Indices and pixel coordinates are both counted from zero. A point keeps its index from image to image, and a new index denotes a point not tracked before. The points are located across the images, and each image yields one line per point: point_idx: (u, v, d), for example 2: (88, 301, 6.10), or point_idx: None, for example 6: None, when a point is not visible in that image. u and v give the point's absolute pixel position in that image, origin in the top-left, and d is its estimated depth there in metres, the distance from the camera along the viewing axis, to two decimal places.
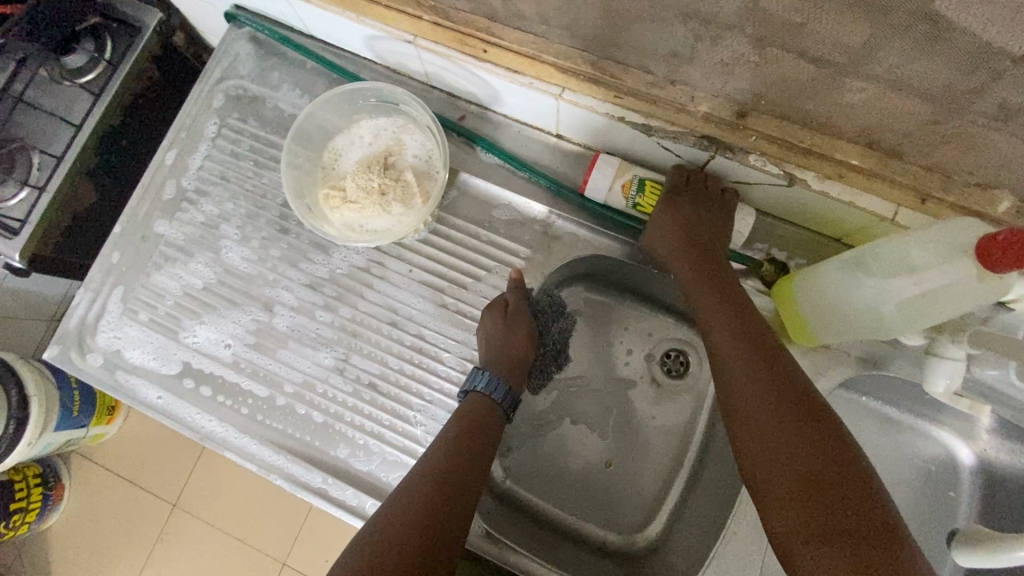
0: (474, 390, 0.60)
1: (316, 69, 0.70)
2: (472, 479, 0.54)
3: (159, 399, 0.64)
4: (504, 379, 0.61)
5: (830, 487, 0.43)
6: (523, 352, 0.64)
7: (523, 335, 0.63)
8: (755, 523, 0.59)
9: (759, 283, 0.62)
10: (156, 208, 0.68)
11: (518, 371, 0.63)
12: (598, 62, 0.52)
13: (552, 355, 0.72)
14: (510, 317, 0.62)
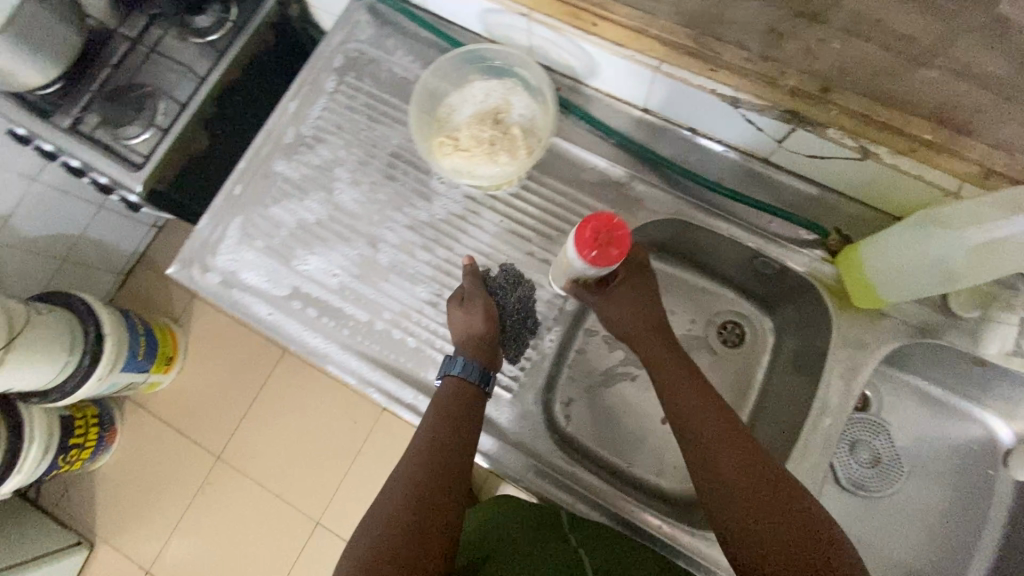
0: (448, 372, 0.64)
1: (427, 40, 0.78)
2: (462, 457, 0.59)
3: (269, 315, 0.71)
4: (471, 357, 0.64)
5: (778, 497, 0.53)
6: (487, 331, 0.66)
7: (480, 314, 0.66)
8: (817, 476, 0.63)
9: (824, 252, 0.67)
10: (277, 150, 0.76)
11: (489, 347, 0.66)
12: (698, 39, 0.59)
13: (523, 324, 0.70)
14: (465, 303, 0.67)
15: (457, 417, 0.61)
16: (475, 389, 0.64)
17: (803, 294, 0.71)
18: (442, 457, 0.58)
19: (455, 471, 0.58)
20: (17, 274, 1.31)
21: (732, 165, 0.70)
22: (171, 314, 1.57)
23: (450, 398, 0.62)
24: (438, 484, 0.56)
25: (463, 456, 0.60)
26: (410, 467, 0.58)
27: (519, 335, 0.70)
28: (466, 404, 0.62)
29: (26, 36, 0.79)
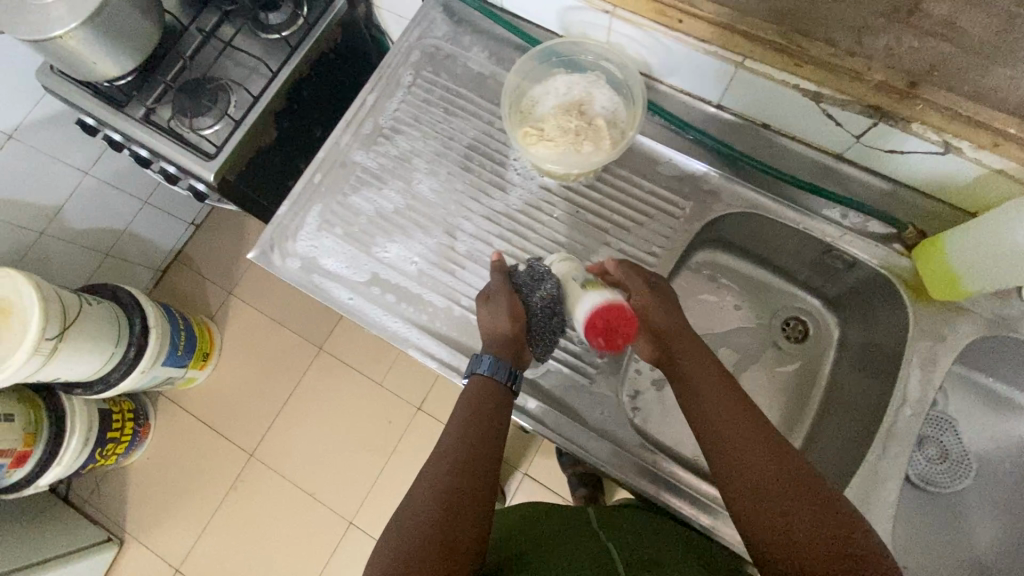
0: (474, 371, 0.63)
1: (502, 37, 0.80)
2: (484, 454, 0.57)
3: (350, 299, 0.73)
4: (500, 358, 0.63)
5: (803, 486, 0.51)
6: (514, 329, 0.64)
7: (505, 312, 0.65)
8: (899, 467, 0.62)
9: (900, 246, 0.68)
10: (355, 140, 0.78)
11: (516, 347, 0.64)
12: (786, 34, 0.61)
13: (551, 322, 0.67)
14: (490, 304, 0.66)
15: (480, 419, 0.59)
16: (499, 386, 0.62)
17: (876, 289, 0.72)
18: (463, 461, 0.56)
19: (480, 474, 0.56)
20: (63, 267, 1.32)
21: (807, 161, 0.72)
22: (207, 311, 1.58)
23: (468, 404, 0.61)
24: (464, 486, 0.55)
25: (491, 454, 0.58)
26: (435, 472, 0.56)
27: (551, 332, 0.67)
28: (487, 407, 0.60)
29: (110, 28, 0.81)
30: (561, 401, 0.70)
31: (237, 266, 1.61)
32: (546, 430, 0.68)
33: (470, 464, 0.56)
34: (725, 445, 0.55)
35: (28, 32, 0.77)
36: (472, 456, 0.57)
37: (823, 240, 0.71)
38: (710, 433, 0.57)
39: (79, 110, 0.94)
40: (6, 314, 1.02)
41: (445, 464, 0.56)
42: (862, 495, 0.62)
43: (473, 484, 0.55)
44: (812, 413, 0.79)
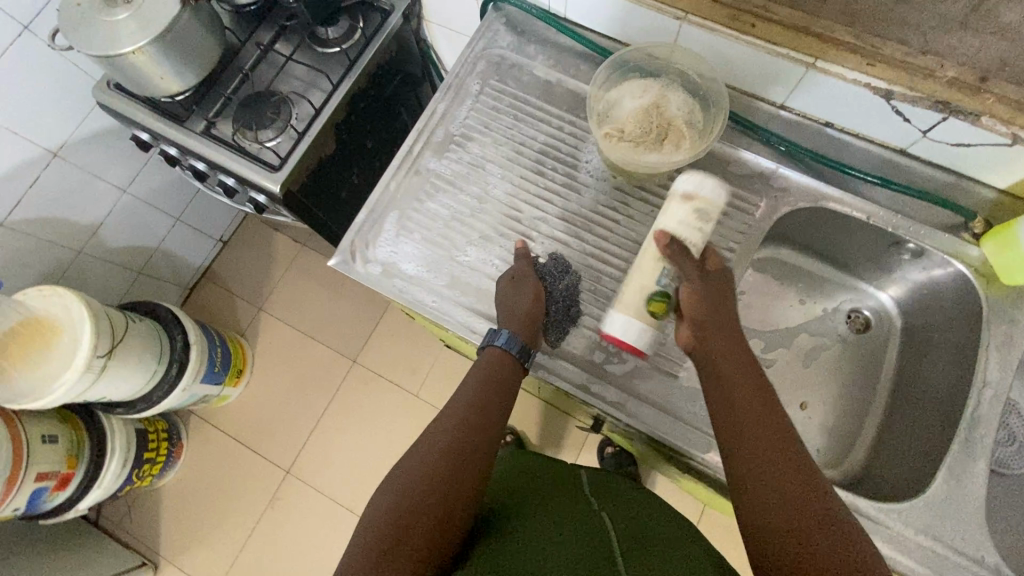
0: (490, 343, 0.68)
1: (566, 45, 0.83)
2: (493, 416, 0.63)
3: (434, 302, 0.73)
4: (517, 335, 0.67)
5: (802, 482, 0.50)
6: (533, 309, 0.69)
7: (528, 293, 0.70)
8: (987, 447, 0.64)
9: (968, 235, 0.71)
10: (428, 148, 0.80)
11: (533, 327, 0.69)
12: (859, 35, 0.64)
13: (565, 310, 0.73)
14: (517, 281, 0.71)
15: (491, 386, 0.65)
16: (514, 361, 0.67)
17: (941, 277, 0.75)
18: (475, 421, 0.62)
19: (488, 437, 0.62)
20: (97, 286, 1.30)
21: (871, 156, 0.75)
22: (237, 327, 1.57)
23: (484, 371, 0.66)
24: (474, 440, 0.61)
25: (499, 416, 0.64)
26: (448, 425, 0.62)
27: (565, 322, 0.73)
28: (498, 377, 0.66)
29: (178, 44, 0.82)
30: (651, 398, 0.70)
31: (267, 281, 1.61)
32: (640, 425, 0.69)
33: (482, 425, 0.62)
34: (742, 436, 0.55)
35: (100, 49, 0.78)
36: (483, 417, 0.63)
37: (895, 234, 0.74)
38: (724, 415, 0.57)
39: (135, 125, 0.95)
40: (57, 332, 1.01)
41: (456, 421, 0.62)
42: (952, 475, 0.64)
43: (480, 444, 0.61)
44: (882, 402, 0.81)
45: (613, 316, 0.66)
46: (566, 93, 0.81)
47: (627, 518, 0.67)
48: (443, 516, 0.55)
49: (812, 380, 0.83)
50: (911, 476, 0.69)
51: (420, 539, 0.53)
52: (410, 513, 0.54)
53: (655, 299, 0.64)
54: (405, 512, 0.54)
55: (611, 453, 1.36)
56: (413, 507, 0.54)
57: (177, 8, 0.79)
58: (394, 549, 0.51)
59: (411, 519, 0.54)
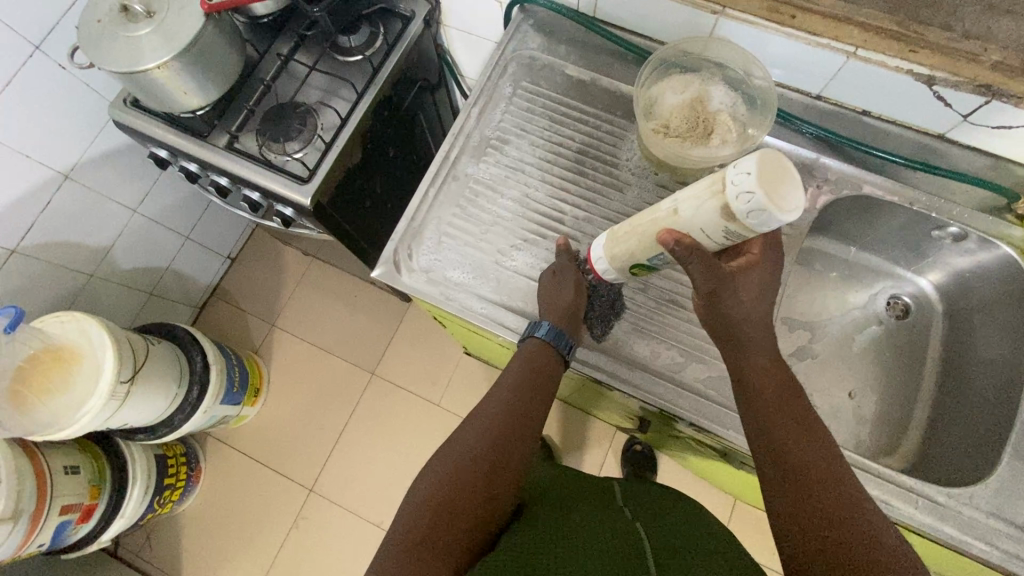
0: (531, 333, 0.67)
1: (597, 45, 0.82)
2: (532, 408, 0.63)
3: (483, 308, 0.72)
4: (562, 328, 0.66)
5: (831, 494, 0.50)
6: (575, 301, 0.68)
7: (571, 285, 0.69)
8: None
9: (1011, 216, 0.72)
10: (466, 152, 0.79)
11: (578, 320, 0.68)
12: (902, 22, 0.64)
13: (608, 302, 0.72)
14: (559, 274, 0.69)
15: (534, 373, 0.65)
16: (555, 352, 0.66)
17: (986, 260, 0.75)
18: (518, 409, 0.62)
19: (529, 424, 0.63)
20: (108, 309, 1.27)
21: (910, 142, 0.75)
22: (251, 345, 1.54)
23: (527, 361, 0.66)
24: (512, 433, 0.61)
25: (539, 409, 0.64)
26: (487, 417, 0.62)
27: (607, 315, 0.72)
28: (541, 368, 0.65)
29: (201, 58, 0.80)
30: (711, 395, 0.70)
31: (278, 297, 1.58)
32: (701, 422, 0.68)
33: (526, 412, 0.63)
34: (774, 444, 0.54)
35: (123, 65, 0.75)
36: (526, 405, 0.63)
37: (936, 217, 0.74)
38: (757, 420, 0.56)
39: (153, 142, 0.93)
40: (77, 359, 0.98)
41: (501, 408, 0.62)
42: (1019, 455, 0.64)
43: (523, 432, 0.62)
44: (928, 387, 0.81)
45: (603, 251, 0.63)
46: (600, 91, 0.81)
47: (664, 525, 0.64)
48: (484, 503, 0.57)
49: (858, 369, 0.83)
50: (973, 460, 0.69)
51: (462, 526, 0.55)
52: (453, 500, 0.55)
53: (639, 266, 0.62)
54: (448, 498, 0.55)
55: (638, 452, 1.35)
56: (453, 492, 0.56)
57: (201, 21, 0.77)
58: (436, 535, 0.53)
59: (454, 506, 0.55)
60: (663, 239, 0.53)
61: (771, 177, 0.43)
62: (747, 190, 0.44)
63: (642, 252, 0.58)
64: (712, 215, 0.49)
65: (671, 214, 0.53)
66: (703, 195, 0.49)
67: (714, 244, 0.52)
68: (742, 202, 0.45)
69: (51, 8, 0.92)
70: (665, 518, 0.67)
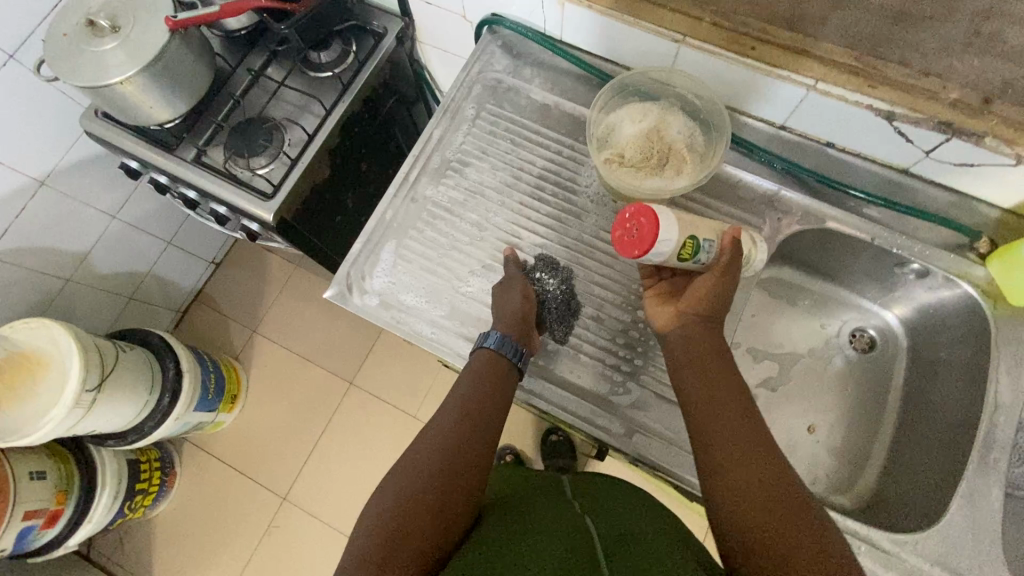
0: (480, 346, 0.67)
1: (565, 69, 0.82)
2: (484, 420, 0.62)
3: (432, 332, 0.72)
4: (512, 338, 0.66)
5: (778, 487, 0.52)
6: (524, 307, 0.68)
7: (518, 294, 0.70)
8: (1001, 476, 0.63)
9: (973, 254, 0.71)
10: (425, 174, 0.79)
11: (525, 326, 0.68)
12: (860, 57, 0.63)
13: (562, 303, 0.73)
14: (505, 280, 0.71)
15: (484, 385, 0.64)
16: (506, 363, 0.66)
17: (948, 297, 0.74)
18: (470, 423, 0.62)
19: (483, 438, 0.61)
20: (86, 313, 1.28)
21: (873, 176, 0.74)
22: (231, 350, 1.54)
23: (478, 374, 0.65)
24: (464, 445, 0.60)
25: (495, 418, 0.63)
26: (442, 429, 0.61)
27: (565, 317, 0.73)
28: (492, 382, 0.64)
29: (168, 72, 0.80)
30: (660, 431, 0.69)
31: (260, 303, 1.58)
32: (648, 457, 0.67)
33: (477, 426, 0.62)
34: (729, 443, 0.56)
35: (84, 80, 0.75)
36: (477, 419, 0.62)
37: (897, 253, 0.73)
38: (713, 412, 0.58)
39: (123, 154, 0.93)
40: (44, 366, 0.98)
41: (452, 422, 0.62)
42: (968, 502, 0.62)
43: (473, 446, 0.60)
44: (889, 423, 0.80)
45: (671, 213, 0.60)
46: (565, 116, 0.81)
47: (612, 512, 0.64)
48: (438, 518, 0.55)
49: (819, 403, 0.82)
50: (926, 503, 0.68)
51: (417, 544, 0.52)
52: (405, 519, 0.53)
53: (694, 245, 0.61)
54: (401, 517, 0.54)
55: (556, 442, 1.35)
56: (408, 507, 0.54)
57: (166, 37, 0.77)
58: (391, 555, 0.51)
59: (410, 522, 0.53)
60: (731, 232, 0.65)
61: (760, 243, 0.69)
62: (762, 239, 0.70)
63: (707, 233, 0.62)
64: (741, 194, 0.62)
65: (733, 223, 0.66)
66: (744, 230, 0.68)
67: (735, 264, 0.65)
68: None
69: (28, 18, 0.93)
70: (613, 508, 0.66)
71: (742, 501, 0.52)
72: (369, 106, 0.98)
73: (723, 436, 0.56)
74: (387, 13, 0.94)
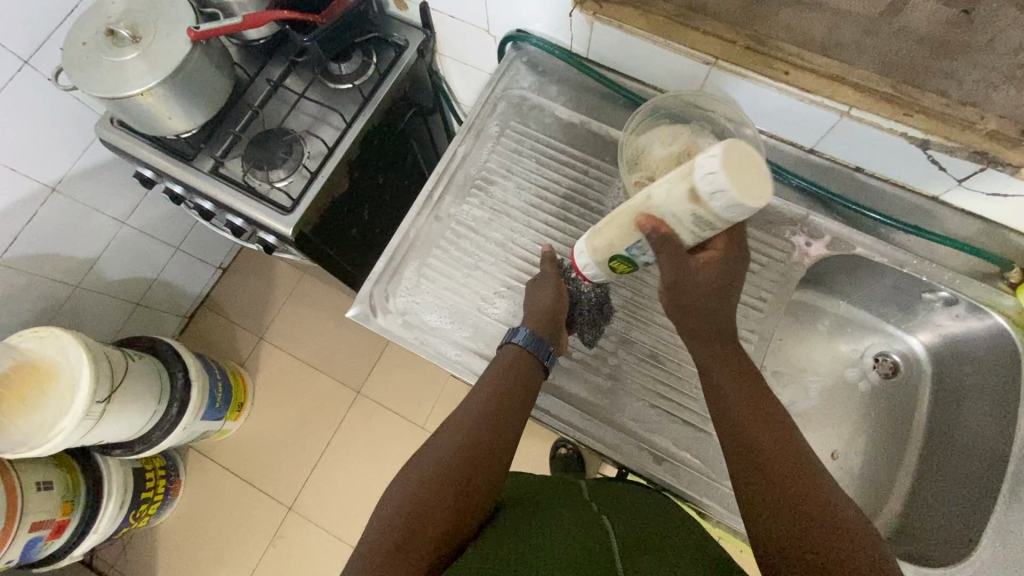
0: (509, 341, 0.66)
1: (590, 87, 0.81)
2: (506, 413, 0.60)
3: (457, 354, 0.71)
4: (543, 338, 0.66)
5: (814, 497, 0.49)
6: (556, 307, 0.67)
7: (550, 292, 0.69)
8: None
9: (1003, 284, 0.70)
10: (450, 191, 0.78)
11: (554, 327, 0.67)
12: (898, 85, 0.62)
13: (595, 304, 0.73)
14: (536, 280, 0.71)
15: (509, 379, 0.62)
16: (533, 360, 0.64)
17: (977, 327, 0.74)
18: (492, 414, 0.60)
19: (506, 436, 0.59)
20: (94, 320, 1.26)
21: (901, 202, 0.73)
22: (237, 357, 1.53)
23: (503, 367, 0.64)
24: (486, 436, 0.58)
25: (519, 410, 0.61)
26: (467, 418, 0.60)
27: (596, 319, 0.73)
28: (516, 376, 0.63)
29: (188, 84, 0.79)
30: (687, 458, 0.68)
31: (268, 310, 1.57)
32: (675, 485, 0.66)
33: (500, 418, 0.60)
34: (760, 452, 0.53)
35: (104, 90, 0.74)
36: (499, 414, 0.60)
37: (926, 281, 0.72)
38: (740, 418, 0.55)
39: (138, 162, 0.91)
40: (53, 375, 0.97)
41: (474, 417, 0.60)
42: (1000, 536, 0.61)
43: (497, 438, 0.58)
44: (913, 450, 0.79)
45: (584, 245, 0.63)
46: (591, 136, 0.80)
47: (632, 515, 0.62)
48: (455, 510, 0.53)
49: (843, 428, 0.82)
50: (956, 534, 0.67)
51: (433, 536, 0.51)
52: (424, 511, 0.52)
53: (619, 260, 0.62)
54: (420, 506, 0.52)
55: (565, 455, 1.32)
56: (428, 497, 0.53)
57: (187, 47, 0.76)
58: (405, 544, 0.50)
59: (426, 511, 0.52)
60: (642, 222, 0.53)
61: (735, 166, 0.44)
62: (710, 171, 0.45)
63: (620, 243, 0.58)
64: (681, 196, 0.49)
65: (647, 199, 0.52)
66: (673, 179, 0.49)
67: (688, 235, 0.54)
68: (706, 183, 0.46)
69: (43, 24, 0.91)
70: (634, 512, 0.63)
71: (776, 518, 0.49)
72: (388, 118, 0.97)
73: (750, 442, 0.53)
74: (408, 25, 0.93)
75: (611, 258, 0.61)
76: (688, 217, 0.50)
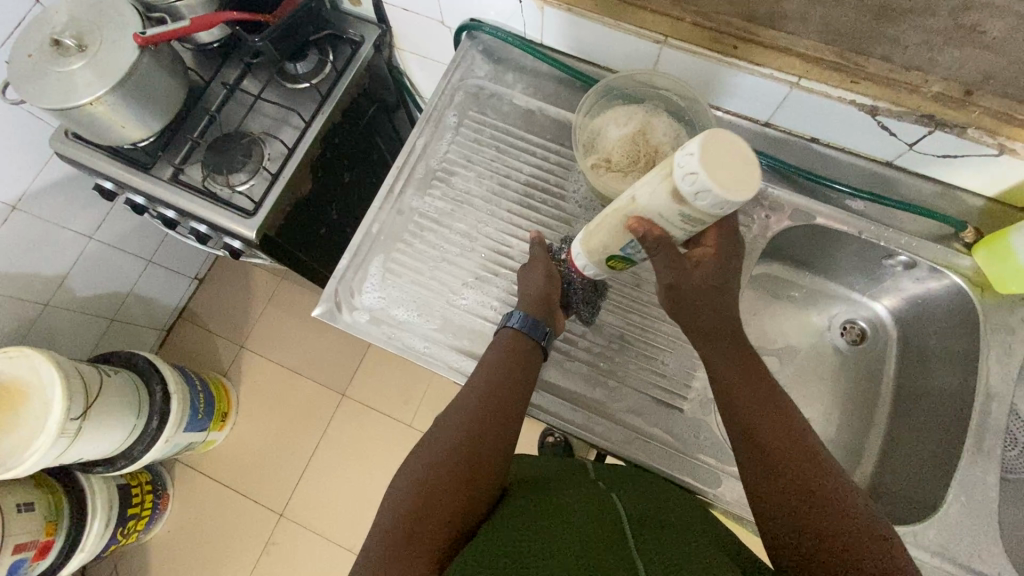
0: (504, 325, 0.66)
1: (546, 72, 0.81)
2: (510, 392, 0.60)
3: (426, 347, 0.71)
4: (539, 320, 0.66)
5: (813, 478, 0.50)
6: (546, 288, 0.68)
7: (541, 274, 0.69)
8: (993, 463, 0.64)
9: (959, 244, 0.71)
10: (411, 184, 0.77)
11: (550, 308, 0.67)
12: (843, 53, 0.62)
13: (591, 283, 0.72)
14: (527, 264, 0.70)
15: (509, 361, 0.62)
16: (530, 341, 0.65)
17: (937, 288, 0.75)
18: (495, 395, 0.60)
19: (510, 417, 0.59)
20: (67, 338, 1.25)
21: (859, 169, 0.74)
22: (218, 367, 1.52)
23: (504, 347, 0.64)
24: (489, 417, 0.58)
25: (522, 389, 0.61)
26: (471, 401, 0.59)
27: (592, 298, 0.72)
28: (515, 357, 0.63)
29: (139, 91, 0.78)
30: (658, 433, 0.68)
31: (247, 317, 1.56)
32: (648, 462, 0.67)
33: (502, 399, 0.60)
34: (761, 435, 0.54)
35: (51, 102, 0.72)
36: (502, 394, 0.60)
37: (884, 245, 0.73)
38: (739, 399, 0.56)
39: (97, 174, 0.89)
40: (22, 397, 0.95)
41: (476, 400, 0.59)
42: (963, 491, 0.63)
43: (500, 418, 0.58)
44: (882, 413, 0.81)
45: (580, 244, 0.62)
46: (549, 121, 0.81)
47: (630, 482, 0.62)
48: (465, 490, 0.53)
49: (814, 396, 0.83)
50: (924, 492, 0.68)
51: (444, 518, 0.51)
52: (432, 495, 0.52)
53: (617, 259, 0.60)
54: (425, 501, 0.52)
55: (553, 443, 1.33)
56: (437, 480, 0.53)
57: (135, 54, 0.74)
58: (419, 527, 0.50)
59: (435, 494, 0.52)
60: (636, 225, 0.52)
61: (714, 157, 0.43)
62: (691, 171, 0.43)
63: (616, 244, 0.56)
64: (664, 199, 0.48)
65: (633, 201, 0.52)
66: (658, 177, 0.48)
67: (679, 231, 0.52)
68: (689, 183, 0.44)
69: None
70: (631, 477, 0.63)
71: (780, 504, 0.50)
72: (348, 116, 0.96)
73: (751, 425, 0.54)
74: (363, 20, 0.92)
75: (609, 259, 0.60)
76: (676, 216, 0.49)
